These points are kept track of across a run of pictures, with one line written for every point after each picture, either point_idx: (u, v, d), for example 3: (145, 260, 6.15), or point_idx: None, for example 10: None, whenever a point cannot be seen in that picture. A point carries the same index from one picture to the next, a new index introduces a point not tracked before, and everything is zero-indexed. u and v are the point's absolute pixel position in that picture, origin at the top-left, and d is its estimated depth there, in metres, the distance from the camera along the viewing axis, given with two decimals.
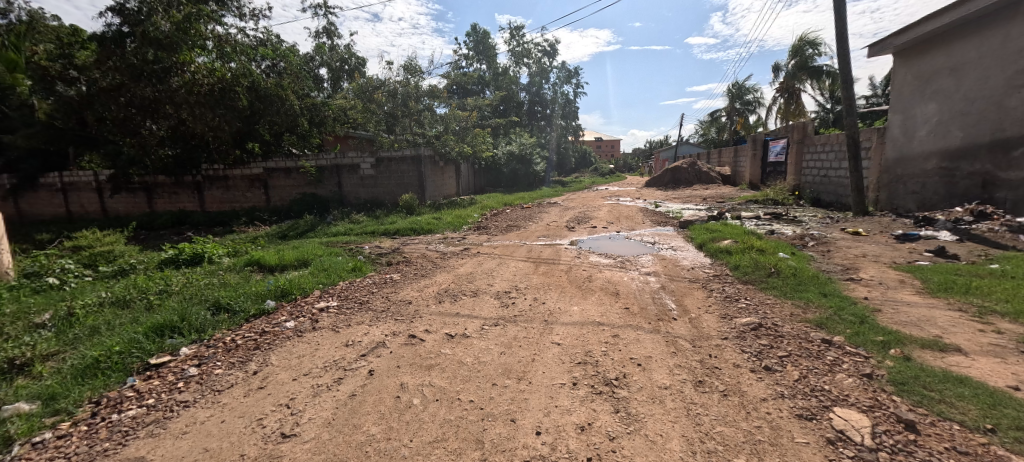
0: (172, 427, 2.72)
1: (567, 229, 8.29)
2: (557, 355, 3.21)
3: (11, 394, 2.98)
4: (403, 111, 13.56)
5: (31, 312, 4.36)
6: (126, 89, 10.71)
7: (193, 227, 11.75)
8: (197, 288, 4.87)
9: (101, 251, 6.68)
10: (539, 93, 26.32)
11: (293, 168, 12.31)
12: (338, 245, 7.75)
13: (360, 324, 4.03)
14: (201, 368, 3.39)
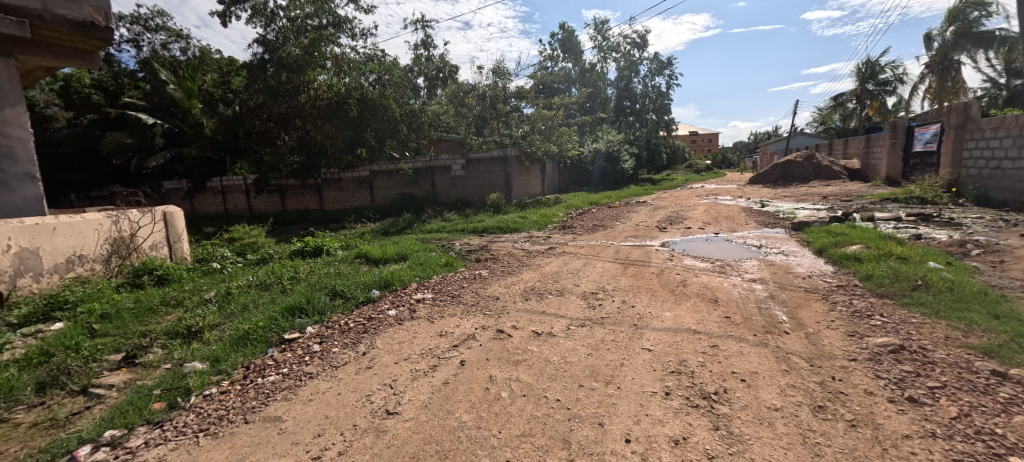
0: (301, 394, 3.04)
1: (658, 229, 7.90)
2: (647, 361, 3.05)
3: (192, 357, 3.58)
4: (492, 113, 13.78)
5: (200, 291, 5.21)
6: (265, 107, 12.65)
7: (313, 222, 13.12)
8: (318, 276, 5.40)
9: (249, 241, 7.69)
10: (630, 87, 25.44)
11: (394, 170, 13.21)
12: (432, 242, 8.15)
13: (453, 316, 4.19)
14: (322, 345, 3.74)
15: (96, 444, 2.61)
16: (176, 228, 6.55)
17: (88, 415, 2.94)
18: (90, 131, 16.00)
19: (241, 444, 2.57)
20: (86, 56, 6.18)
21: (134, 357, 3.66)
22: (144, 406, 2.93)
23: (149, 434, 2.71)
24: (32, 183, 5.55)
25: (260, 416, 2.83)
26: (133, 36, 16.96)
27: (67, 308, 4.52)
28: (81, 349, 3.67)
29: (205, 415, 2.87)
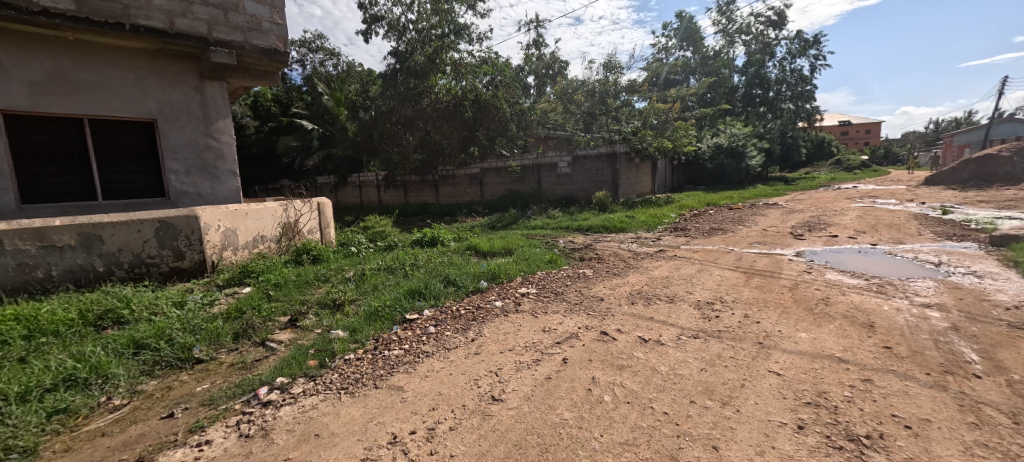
0: (419, 369, 3.24)
1: (793, 236, 6.97)
2: (775, 387, 2.68)
3: (337, 326, 4.02)
4: (602, 109, 13.49)
5: (342, 269, 5.78)
6: (395, 111, 13.82)
7: (428, 215, 14.10)
8: (434, 264, 5.75)
9: (380, 229, 8.38)
10: (762, 73, 22.67)
11: (503, 168, 13.61)
12: (538, 238, 8.20)
13: (556, 313, 4.14)
14: (437, 327, 3.95)
15: (270, 386, 3.07)
16: (326, 217, 7.37)
17: (265, 363, 3.50)
18: (269, 137, 18.94)
19: (372, 406, 2.80)
20: (271, 76, 7.32)
21: (295, 321, 4.23)
22: (302, 362, 3.35)
23: (304, 385, 3.09)
24: (234, 178, 6.84)
25: (386, 384, 3.05)
26: (301, 57, 19.74)
27: (254, 276, 5.35)
28: (262, 309, 4.33)
29: (346, 375, 3.19)
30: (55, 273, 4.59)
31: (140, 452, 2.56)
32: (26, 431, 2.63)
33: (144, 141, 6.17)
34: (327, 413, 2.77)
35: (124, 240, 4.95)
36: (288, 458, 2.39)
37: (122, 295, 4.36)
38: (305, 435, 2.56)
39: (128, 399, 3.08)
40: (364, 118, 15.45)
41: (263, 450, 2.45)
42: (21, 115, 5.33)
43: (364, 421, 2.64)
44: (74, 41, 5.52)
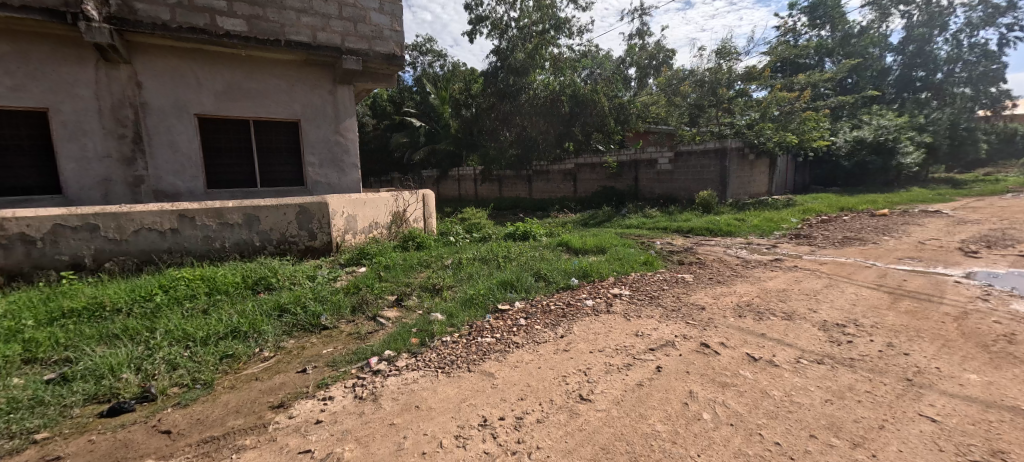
0: (510, 358, 3.24)
1: (959, 253, 5.75)
2: (927, 436, 2.21)
3: (435, 309, 4.21)
4: (711, 100, 12.36)
5: (441, 257, 6.01)
6: (495, 109, 14.51)
7: (520, 209, 14.27)
8: (526, 258, 5.76)
9: (476, 221, 8.63)
10: (927, 49, 19.48)
11: (598, 163, 13.25)
12: (631, 237, 7.83)
13: (651, 318, 3.89)
14: (527, 320, 3.93)
15: (379, 357, 3.28)
16: (429, 209, 7.71)
17: (377, 336, 3.75)
18: (385, 133, 20.70)
19: (466, 388, 2.85)
20: (389, 79, 7.92)
21: (400, 300, 4.50)
22: (406, 339, 3.53)
23: (408, 360, 3.24)
24: (356, 171, 7.85)
25: (479, 368, 3.10)
26: (413, 60, 21.18)
27: (368, 258, 5.79)
28: (373, 287, 4.68)
29: (444, 355, 3.29)
30: (228, 244, 5.42)
31: (282, 397, 2.86)
32: (204, 371, 3.14)
33: (291, 138, 7.36)
34: (426, 388, 2.86)
35: (274, 221, 5.65)
36: (394, 423, 2.51)
37: (270, 267, 5.02)
38: (407, 405, 2.68)
39: (274, 352, 3.52)
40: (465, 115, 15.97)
41: (372, 413, 2.61)
42: (211, 117, 6.74)
43: (459, 401, 2.69)
44: (245, 56, 6.76)
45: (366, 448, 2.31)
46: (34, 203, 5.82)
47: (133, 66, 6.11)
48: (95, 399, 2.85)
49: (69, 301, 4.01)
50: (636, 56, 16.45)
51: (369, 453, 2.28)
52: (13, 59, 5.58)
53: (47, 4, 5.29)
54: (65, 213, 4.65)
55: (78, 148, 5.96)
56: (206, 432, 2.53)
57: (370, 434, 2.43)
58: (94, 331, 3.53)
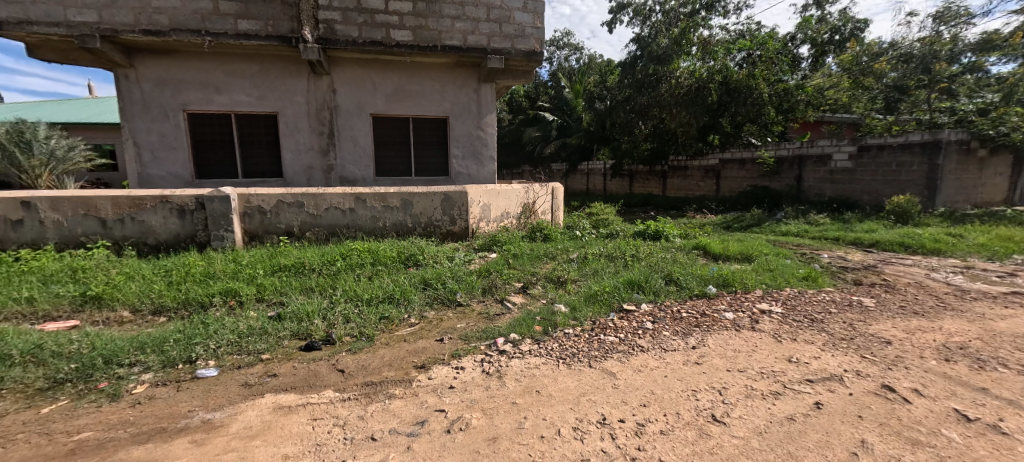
0: (632, 361, 3.20)
1: None
2: None
3: (559, 300, 4.32)
4: (920, 80, 9.73)
5: (566, 251, 6.06)
6: (630, 99, 13.78)
7: (654, 207, 13.58)
8: (656, 259, 5.54)
9: (603, 216, 8.50)
10: None
11: (750, 159, 12.01)
12: (787, 246, 6.97)
13: (808, 344, 3.44)
14: (654, 324, 3.81)
15: (505, 339, 3.51)
16: (557, 201, 7.68)
17: (503, 318, 3.97)
18: (517, 127, 21.10)
19: (586, 383, 2.90)
20: (527, 74, 8.28)
21: (526, 288, 4.68)
22: (530, 325, 3.71)
23: (531, 346, 3.40)
24: (492, 163, 8.37)
25: (600, 366, 3.12)
26: (550, 55, 21.68)
27: (499, 246, 6.15)
28: (501, 273, 4.94)
29: (565, 347, 3.38)
30: (388, 224, 6.28)
31: (423, 360, 3.20)
32: (368, 327, 3.68)
33: (442, 133, 8.14)
34: (547, 376, 2.99)
35: (423, 206, 6.34)
36: (516, 402, 2.68)
37: (419, 246, 5.69)
38: (528, 388, 2.83)
39: (419, 320, 3.94)
40: (600, 108, 15.73)
41: (498, 389, 2.81)
42: (382, 116, 7.83)
43: (577, 394, 2.76)
44: (411, 63, 7.66)
45: (491, 420, 2.51)
46: (266, 184, 7.59)
47: (331, 76, 7.44)
48: (296, 336, 3.55)
49: (280, 259, 5.12)
50: (812, 30, 14.08)
51: (493, 424, 2.47)
52: (258, 76, 7.29)
53: (278, 32, 6.70)
54: (283, 192, 5.89)
55: (293, 143, 7.56)
56: (365, 378, 2.96)
57: (496, 407, 2.63)
58: (298, 284, 4.47)
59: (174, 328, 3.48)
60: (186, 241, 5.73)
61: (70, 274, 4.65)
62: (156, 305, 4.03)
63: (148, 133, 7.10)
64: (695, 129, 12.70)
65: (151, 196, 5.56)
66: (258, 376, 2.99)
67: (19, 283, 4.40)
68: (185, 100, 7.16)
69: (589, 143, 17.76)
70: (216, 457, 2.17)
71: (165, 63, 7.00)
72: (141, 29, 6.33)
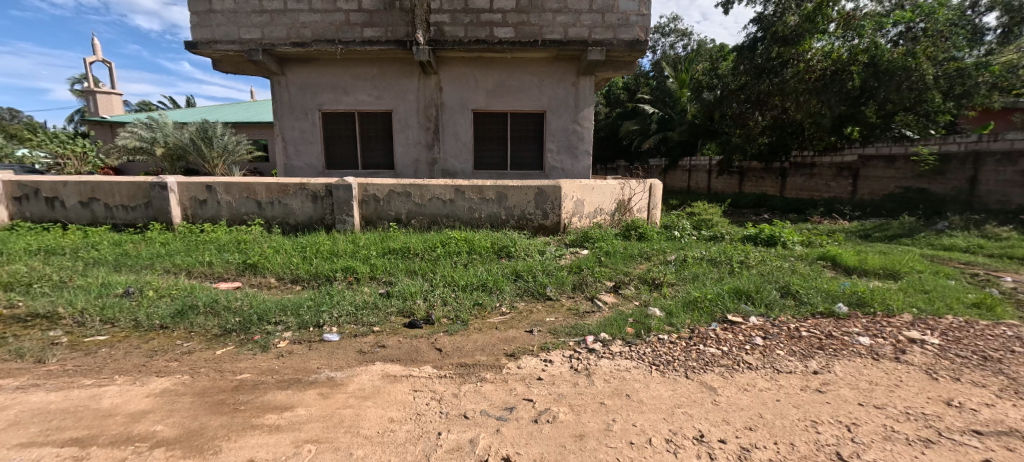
0: (738, 378, 2.87)
1: None
2: None
3: (654, 304, 4.08)
4: None
5: (664, 252, 5.74)
6: (747, 87, 12.35)
7: (770, 210, 12.18)
8: (771, 268, 4.96)
9: (705, 216, 7.89)
10: None
11: (901, 155, 10.25)
12: (950, 265, 5.91)
13: (976, 385, 2.77)
14: (765, 341, 3.36)
15: (595, 337, 3.42)
16: (655, 200, 7.37)
17: (593, 316, 3.92)
18: (614, 121, 20.52)
19: (682, 394, 2.68)
20: (629, 66, 8.05)
21: (618, 288, 4.56)
22: (621, 326, 3.56)
23: (621, 347, 3.27)
24: (587, 158, 8.28)
25: (698, 378, 2.86)
26: (655, 43, 20.73)
27: (591, 242, 6.13)
28: (592, 270, 4.85)
29: (659, 354, 3.17)
30: (483, 215, 6.60)
31: (513, 349, 3.29)
32: (463, 311, 3.91)
33: (539, 127, 8.29)
34: (638, 380, 2.84)
35: (518, 200, 6.55)
36: (605, 403, 2.59)
37: (512, 238, 5.91)
38: (618, 391, 2.72)
39: (510, 309, 4.07)
40: (707, 99, 14.32)
41: (585, 387, 2.76)
42: (483, 111, 8.21)
43: (670, 404, 2.57)
44: (512, 59, 7.90)
45: (578, 416, 2.47)
46: (380, 175, 8.40)
47: (439, 76, 7.99)
48: (401, 313, 3.92)
49: (390, 242, 5.68)
50: None
51: (581, 421, 2.43)
52: (378, 77, 8.06)
53: (395, 36, 7.42)
54: (394, 183, 6.49)
55: (403, 138, 8.25)
56: (459, 358, 3.13)
57: (583, 405, 2.58)
58: (404, 266, 4.92)
59: (308, 296, 4.10)
60: (317, 223, 6.59)
61: (236, 245, 5.67)
62: (294, 275, 4.75)
63: (291, 130, 8.26)
64: (829, 121, 10.95)
65: (293, 184, 6.48)
66: (369, 345, 3.37)
67: (203, 250, 5.46)
68: (320, 102, 8.18)
69: (693, 137, 16.48)
70: (335, 410, 2.49)
71: (306, 70, 8.06)
72: (290, 42, 7.43)
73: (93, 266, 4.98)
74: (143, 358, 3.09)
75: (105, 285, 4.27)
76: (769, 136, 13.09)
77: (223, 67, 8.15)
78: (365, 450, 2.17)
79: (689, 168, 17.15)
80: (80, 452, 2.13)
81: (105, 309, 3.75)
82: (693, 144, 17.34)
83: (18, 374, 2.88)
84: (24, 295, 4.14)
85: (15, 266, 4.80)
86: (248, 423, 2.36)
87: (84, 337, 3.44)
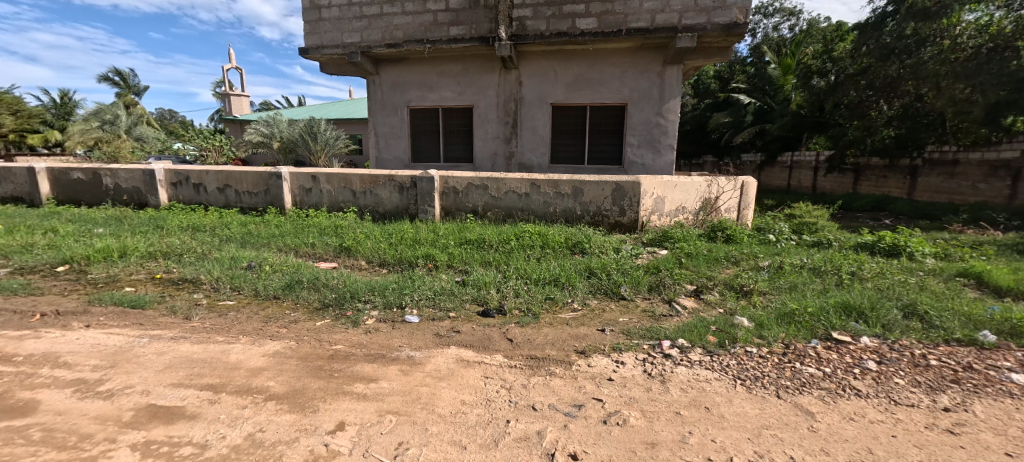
0: (842, 405, 2.53)
1: None
2: None
3: (742, 313, 3.74)
4: None
5: (756, 257, 5.29)
6: (870, 70, 10.58)
7: (893, 214, 9.81)
8: (891, 282, 4.26)
9: (808, 220, 7.11)
10: None
11: None
12: None
13: None
14: (880, 366, 2.92)
15: (672, 342, 3.27)
16: (747, 198, 6.82)
17: (671, 320, 3.76)
18: (703, 113, 19.30)
19: (771, 414, 2.45)
20: (724, 52, 7.51)
21: (699, 292, 4.32)
22: (703, 334, 3.34)
23: (701, 356, 3.08)
24: (671, 152, 7.87)
25: (793, 399, 2.58)
26: (755, 25, 19.04)
27: (670, 242, 5.90)
28: (671, 273, 4.64)
29: (745, 368, 2.92)
30: (558, 210, 6.62)
31: (584, 346, 3.28)
32: (535, 305, 3.99)
33: (619, 120, 8.09)
34: (720, 394, 2.65)
35: (594, 195, 6.48)
36: (680, 413, 2.47)
37: (586, 234, 5.88)
38: (695, 402, 2.57)
39: (581, 306, 4.07)
40: (818, 84, 12.88)
41: (660, 394, 2.65)
42: (562, 105, 8.20)
43: (757, 424, 2.36)
44: (593, 50, 7.81)
45: (651, 424, 2.38)
46: (460, 168, 8.74)
47: (519, 70, 8.12)
48: (476, 301, 4.11)
49: (467, 233, 5.91)
50: None
51: (653, 429, 2.34)
52: (461, 74, 8.37)
53: (479, 33, 7.63)
54: (473, 176, 6.73)
55: (483, 132, 8.51)
56: (529, 350, 3.21)
57: (656, 412, 2.48)
58: (479, 257, 5.11)
59: (393, 279, 4.44)
60: (402, 212, 7.04)
61: (334, 229, 6.26)
62: (381, 259, 5.16)
63: (383, 125, 8.91)
64: (980, 111, 8.71)
65: (383, 175, 6.98)
66: (446, 329, 3.58)
67: (307, 232, 6.09)
68: (409, 98, 8.70)
69: (794, 131, 14.72)
70: (414, 387, 2.69)
71: (397, 68, 8.61)
72: (384, 43, 7.99)
73: (226, 242, 5.77)
74: (261, 323, 3.57)
75: (233, 259, 4.96)
76: (896, 127, 10.78)
77: (328, 68, 8.97)
78: (439, 427, 2.33)
79: (790, 163, 14.83)
80: (214, 395, 2.53)
81: (234, 278, 4.37)
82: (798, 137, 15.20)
83: (171, 326, 3.47)
84: (174, 263, 4.93)
85: (169, 239, 5.73)
86: (341, 389, 2.63)
87: (218, 300, 4.04)
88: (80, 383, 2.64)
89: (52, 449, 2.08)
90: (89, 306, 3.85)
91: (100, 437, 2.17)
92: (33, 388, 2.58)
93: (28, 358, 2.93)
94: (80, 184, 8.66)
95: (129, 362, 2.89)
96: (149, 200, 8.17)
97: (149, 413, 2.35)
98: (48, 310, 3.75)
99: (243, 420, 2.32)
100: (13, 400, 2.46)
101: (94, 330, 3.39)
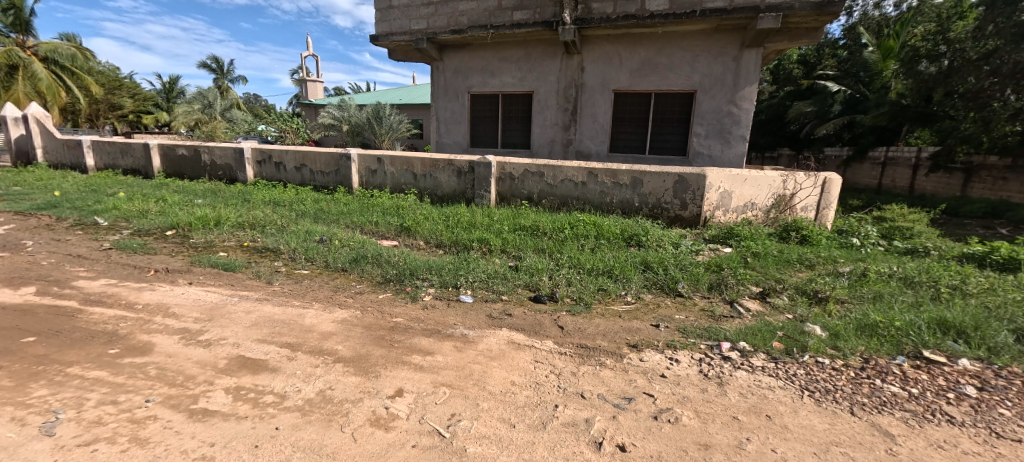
0: (929, 431, 2.33)
1: None
2: None
3: (814, 321, 3.53)
4: None
5: (836, 262, 4.90)
6: (997, 55, 9.24)
7: (1012, 220, 8.70)
8: (1005, 300, 3.81)
9: (902, 224, 6.47)
10: None
11: None
12: None
13: None
14: (981, 393, 2.65)
15: (732, 345, 3.16)
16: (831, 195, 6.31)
17: (733, 322, 3.61)
18: (782, 102, 18.01)
19: (843, 431, 2.31)
20: (812, 33, 6.89)
21: (766, 295, 4.11)
22: (767, 339, 3.19)
23: (764, 362, 2.96)
24: (742, 144, 7.43)
25: (870, 418, 2.42)
26: None
27: (735, 239, 5.61)
28: (736, 273, 4.43)
29: (815, 379, 2.77)
30: (615, 200, 6.50)
31: (636, 340, 3.25)
32: (586, 294, 4.00)
33: (686, 108, 7.76)
34: (784, 403, 2.53)
35: (653, 186, 6.29)
36: (739, 419, 2.39)
37: (643, 227, 5.72)
38: (756, 408, 2.48)
39: (635, 300, 4.02)
40: (928, 70, 11.12)
41: (716, 396, 2.59)
42: (626, 91, 7.98)
43: (825, 440, 2.24)
44: (662, 34, 7.52)
45: (705, 425, 2.34)
46: (516, 154, 8.80)
47: (582, 55, 7.99)
48: (528, 286, 4.16)
49: (521, 220, 5.97)
50: None
51: (708, 431, 2.29)
52: (522, 59, 8.38)
53: (543, 18, 7.58)
54: (530, 163, 6.77)
55: (541, 118, 8.50)
56: (579, 339, 3.23)
57: (711, 414, 2.43)
58: (532, 244, 5.15)
59: (449, 260, 4.60)
60: (458, 196, 7.24)
61: (396, 210, 6.55)
62: (438, 240, 5.36)
63: (444, 110, 9.19)
64: None
65: (443, 158, 7.19)
66: (498, 311, 3.67)
67: (372, 212, 6.42)
68: (470, 84, 8.86)
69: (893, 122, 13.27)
70: (467, 363, 2.81)
71: (461, 54, 8.80)
72: (449, 28, 8.18)
73: (301, 216, 6.24)
74: (330, 292, 3.86)
75: (307, 232, 5.36)
76: None
77: (396, 54, 9.33)
78: (489, 404, 2.42)
79: (884, 160, 13.40)
80: (292, 353, 2.78)
81: (309, 250, 4.73)
82: (896, 129, 13.83)
83: (256, 288, 3.84)
84: (259, 233, 5.40)
85: (256, 212, 6.29)
86: (400, 359, 2.80)
87: (295, 269, 4.39)
88: (184, 331, 3.00)
89: (163, 385, 2.40)
90: (192, 266, 4.34)
91: (201, 379, 2.46)
92: (149, 332, 2.96)
93: (145, 306, 3.37)
94: (183, 159, 9.64)
95: (223, 317, 3.24)
96: (238, 175, 8.96)
97: (239, 364, 2.63)
98: (160, 267, 4.27)
99: (316, 378, 2.53)
100: (134, 341, 2.85)
101: (196, 287, 3.83)
